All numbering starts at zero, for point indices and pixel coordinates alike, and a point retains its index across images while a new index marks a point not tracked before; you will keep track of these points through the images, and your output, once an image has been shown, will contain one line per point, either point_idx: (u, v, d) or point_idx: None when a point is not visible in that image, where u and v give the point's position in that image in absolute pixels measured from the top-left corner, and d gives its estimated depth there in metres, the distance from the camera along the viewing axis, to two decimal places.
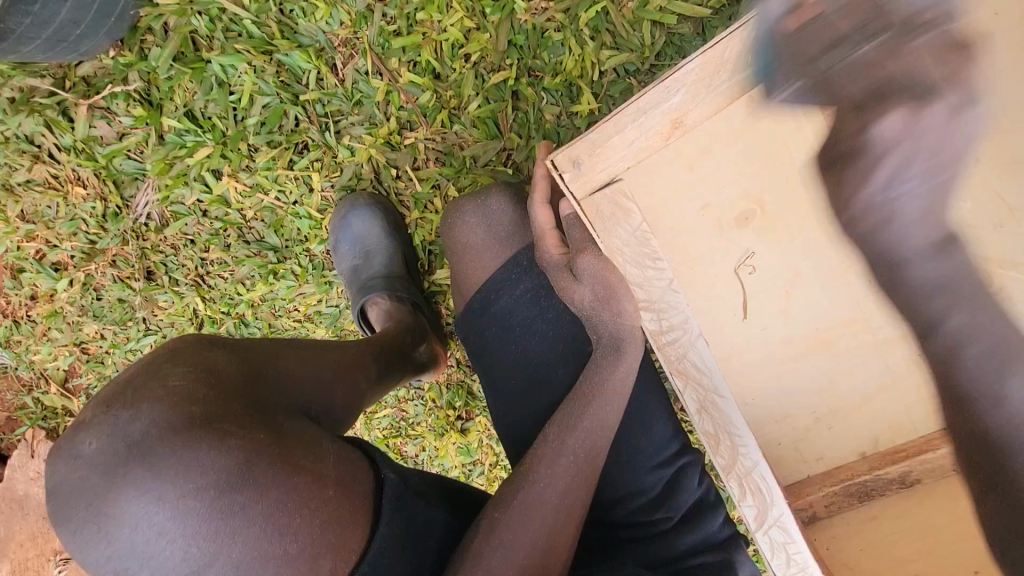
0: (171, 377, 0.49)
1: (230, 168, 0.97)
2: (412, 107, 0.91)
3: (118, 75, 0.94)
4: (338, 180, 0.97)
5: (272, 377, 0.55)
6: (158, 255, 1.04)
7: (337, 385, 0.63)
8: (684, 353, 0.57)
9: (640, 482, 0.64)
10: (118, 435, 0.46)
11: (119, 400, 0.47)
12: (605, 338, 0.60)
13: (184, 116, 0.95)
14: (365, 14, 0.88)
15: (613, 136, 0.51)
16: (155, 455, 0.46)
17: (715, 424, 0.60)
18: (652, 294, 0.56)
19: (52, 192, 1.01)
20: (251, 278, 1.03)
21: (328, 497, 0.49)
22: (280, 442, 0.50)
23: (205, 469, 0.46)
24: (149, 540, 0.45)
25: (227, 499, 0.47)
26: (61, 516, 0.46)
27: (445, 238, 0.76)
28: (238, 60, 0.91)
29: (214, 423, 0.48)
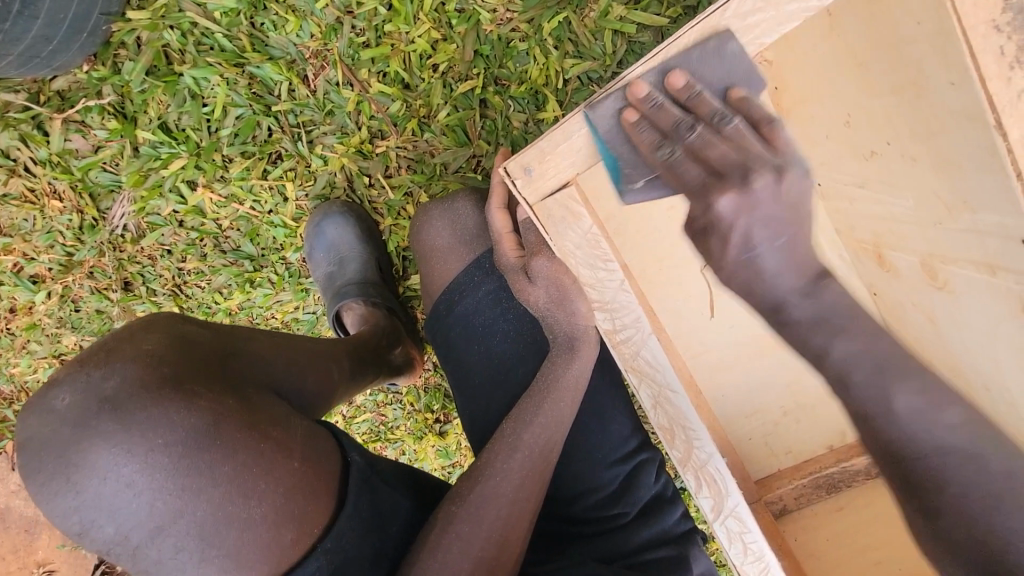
0: (145, 342, 0.51)
1: (205, 179, 0.98)
2: (383, 116, 0.93)
3: (92, 89, 0.96)
4: (312, 188, 0.98)
5: (243, 356, 0.58)
6: (135, 265, 1.05)
7: (311, 366, 0.65)
8: (638, 349, 0.59)
9: (598, 478, 0.65)
10: (91, 390, 0.48)
11: (92, 359, 0.50)
12: (562, 338, 0.61)
13: (158, 128, 0.97)
14: (335, 27, 0.90)
15: (562, 143, 0.52)
16: (127, 410, 0.48)
17: (669, 419, 0.61)
18: (604, 294, 0.58)
19: (28, 206, 1.02)
20: (228, 287, 1.04)
21: (294, 468, 0.52)
22: (248, 408, 0.52)
23: (175, 426, 0.49)
24: (116, 492, 0.47)
25: (194, 458, 0.49)
26: (31, 469, 0.48)
27: (414, 243, 0.77)
28: (210, 72, 0.92)
29: (185, 383, 0.50)
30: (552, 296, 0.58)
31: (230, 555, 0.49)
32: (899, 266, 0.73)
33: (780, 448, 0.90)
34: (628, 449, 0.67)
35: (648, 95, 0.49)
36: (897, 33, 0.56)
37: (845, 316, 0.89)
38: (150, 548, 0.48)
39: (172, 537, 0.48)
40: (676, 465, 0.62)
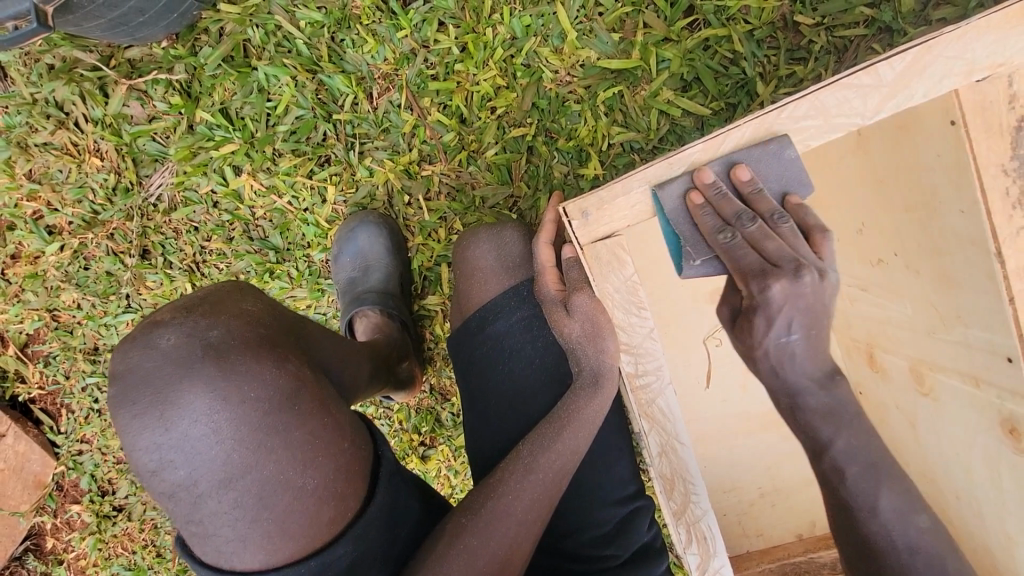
0: (248, 303, 0.58)
1: (251, 167, 1.02)
2: (435, 143, 0.99)
3: (165, 64, 1.00)
4: (352, 196, 1.02)
5: (305, 337, 0.62)
6: (158, 235, 1.06)
7: (350, 364, 0.69)
8: (654, 398, 0.64)
9: (594, 516, 0.67)
10: (198, 335, 0.53)
11: (200, 309, 0.55)
12: (588, 373, 0.64)
13: (219, 112, 1.01)
14: (409, 56, 0.97)
15: (620, 196, 0.58)
16: (228, 359, 0.52)
17: (671, 469, 0.64)
18: (633, 338, 0.63)
19: (67, 158, 1.04)
20: (246, 273, 1.06)
21: (344, 450, 0.54)
22: (319, 383, 0.56)
23: (264, 383, 0.52)
24: (200, 434, 0.51)
25: (275, 416, 0.52)
26: (122, 400, 0.51)
27: (455, 262, 0.82)
28: (282, 72, 0.98)
29: (278, 348, 0.55)
30: (591, 326, 0.63)
31: (278, 520, 0.51)
32: None
33: (751, 529, 0.95)
34: (626, 491, 0.69)
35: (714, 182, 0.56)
36: (915, 161, 0.63)
37: None
38: (212, 497, 0.51)
39: (235, 490, 0.51)
40: (669, 518, 0.65)
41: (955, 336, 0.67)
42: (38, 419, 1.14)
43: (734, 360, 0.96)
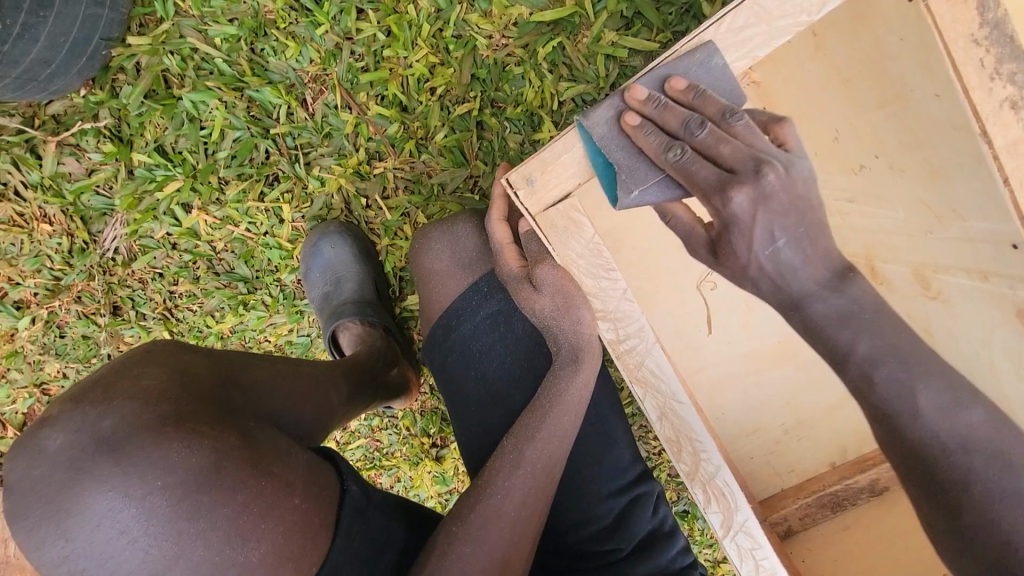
0: (146, 376, 0.51)
1: (200, 201, 0.98)
2: (380, 138, 0.94)
3: (90, 113, 0.96)
4: (308, 210, 0.98)
5: (246, 385, 0.59)
6: (125, 289, 1.03)
7: (309, 403, 0.66)
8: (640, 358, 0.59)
9: (592, 510, 0.66)
10: (88, 431, 0.47)
11: (90, 397, 0.49)
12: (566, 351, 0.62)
13: (155, 151, 0.96)
14: (334, 52, 0.91)
15: (563, 154, 0.54)
16: (125, 452, 0.47)
17: (674, 430, 0.60)
18: (607, 304, 0.60)
19: (16, 230, 1.01)
20: (220, 310, 1.02)
21: (295, 506, 0.52)
22: (251, 443, 0.52)
23: (172, 467, 0.47)
24: (111, 539, 0.46)
25: (192, 500, 0.48)
26: (16, 514, 0.47)
27: (415, 267, 0.80)
28: (208, 96, 0.93)
29: (187, 421, 0.49)
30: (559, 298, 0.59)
31: None
32: None
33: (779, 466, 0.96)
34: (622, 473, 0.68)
35: (649, 98, 0.51)
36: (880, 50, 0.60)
37: None
38: None
39: None
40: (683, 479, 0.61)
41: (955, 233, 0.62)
42: None
43: (731, 303, 0.95)
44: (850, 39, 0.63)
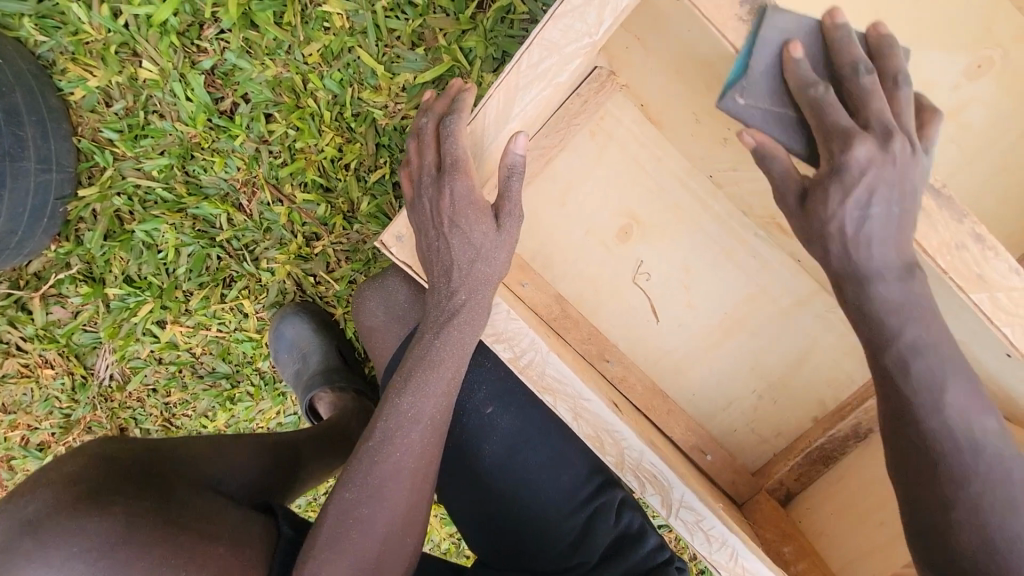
0: (70, 467, 0.59)
1: (171, 316, 1.07)
2: (313, 220, 1.02)
3: (62, 263, 1.07)
4: (265, 300, 1.06)
5: (174, 463, 0.67)
6: (127, 410, 1.13)
7: (242, 470, 0.74)
8: (542, 368, 0.61)
9: (559, 529, 0.76)
10: (17, 518, 0.54)
11: (19, 493, 0.56)
12: (408, 385, 0.59)
13: (124, 282, 1.07)
14: (255, 156, 1.01)
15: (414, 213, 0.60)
16: (44, 529, 0.53)
17: (593, 427, 0.62)
18: (496, 326, 0.61)
19: (25, 380, 1.12)
20: (212, 409, 1.11)
21: (221, 553, 0.58)
22: (174, 509, 0.59)
23: (87, 535, 0.53)
24: None
25: (110, 559, 0.53)
26: None
27: (358, 320, 0.85)
28: (158, 223, 1.03)
29: (103, 497, 0.56)
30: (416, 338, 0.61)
31: None
32: None
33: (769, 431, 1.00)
34: (577, 487, 0.78)
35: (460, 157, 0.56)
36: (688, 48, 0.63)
37: (782, 290, 0.96)
38: None
39: None
40: (614, 470, 0.63)
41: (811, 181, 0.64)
42: None
43: (671, 287, 0.98)
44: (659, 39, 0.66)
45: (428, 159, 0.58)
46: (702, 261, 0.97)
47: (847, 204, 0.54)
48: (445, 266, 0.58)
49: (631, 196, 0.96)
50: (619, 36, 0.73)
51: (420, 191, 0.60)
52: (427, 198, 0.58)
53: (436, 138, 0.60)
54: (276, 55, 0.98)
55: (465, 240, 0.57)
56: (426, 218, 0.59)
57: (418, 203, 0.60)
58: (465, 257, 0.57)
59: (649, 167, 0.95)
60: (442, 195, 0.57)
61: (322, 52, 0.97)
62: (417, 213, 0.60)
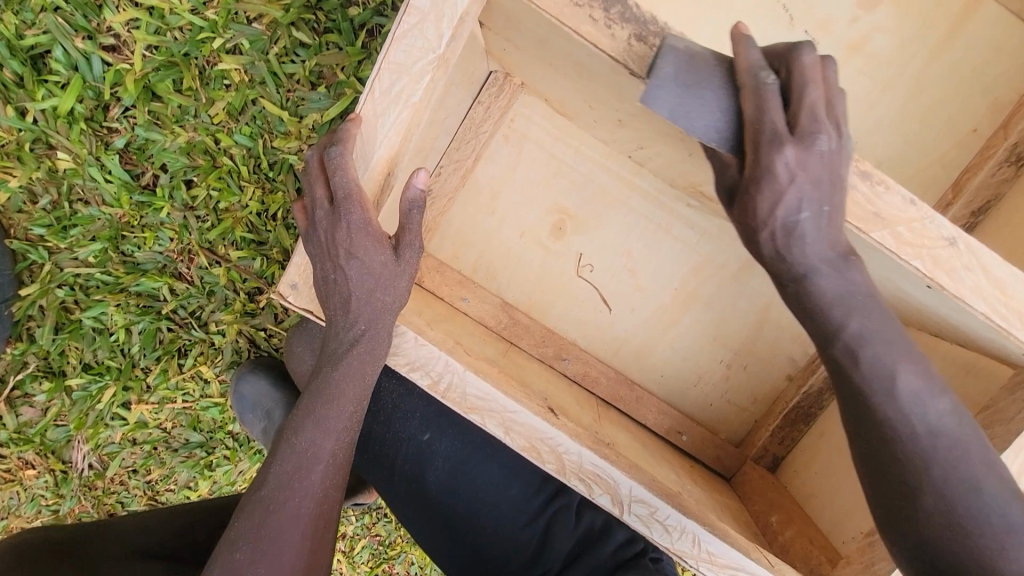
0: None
1: (135, 395, 1.07)
2: (251, 275, 1.02)
3: (18, 364, 1.06)
4: (222, 362, 1.07)
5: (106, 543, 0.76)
6: (112, 495, 1.13)
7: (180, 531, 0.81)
8: (463, 389, 0.60)
9: (521, 543, 0.78)
10: None
11: None
12: (306, 421, 0.56)
13: (84, 370, 1.06)
14: (184, 223, 1.01)
15: (312, 250, 0.56)
16: None
17: (527, 438, 0.61)
18: (410, 356, 0.60)
19: (9, 484, 1.12)
20: (193, 479, 1.11)
21: None
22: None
23: None
24: None
25: None
26: None
27: (294, 359, 0.85)
28: (103, 307, 1.03)
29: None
30: (314, 373, 0.58)
31: None
32: (715, 195, 0.79)
33: (743, 400, 0.98)
34: (533, 497, 0.81)
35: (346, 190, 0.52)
36: (549, 43, 0.61)
37: (726, 255, 0.94)
38: None
39: None
40: (558, 477, 0.62)
41: (700, 149, 0.63)
42: None
43: (615, 274, 0.96)
44: (521, 35, 0.64)
45: (318, 191, 0.53)
46: (642, 241, 0.95)
47: (780, 206, 0.50)
48: (343, 298, 0.55)
49: (556, 191, 0.95)
50: (495, 40, 0.72)
51: (312, 225, 0.56)
52: (321, 230, 0.55)
53: (320, 167, 0.55)
54: (184, 121, 0.98)
55: (365, 270, 0.54)
56: (318, 250, 0.55)
57: (311, 234, 0.56)
58: (364, 287, 0.54)
59: (568, 159, 0.93)
60: (337, 225, 0.53)
61: (227, 109, 0.97)
62: (312, 246, 0.56)
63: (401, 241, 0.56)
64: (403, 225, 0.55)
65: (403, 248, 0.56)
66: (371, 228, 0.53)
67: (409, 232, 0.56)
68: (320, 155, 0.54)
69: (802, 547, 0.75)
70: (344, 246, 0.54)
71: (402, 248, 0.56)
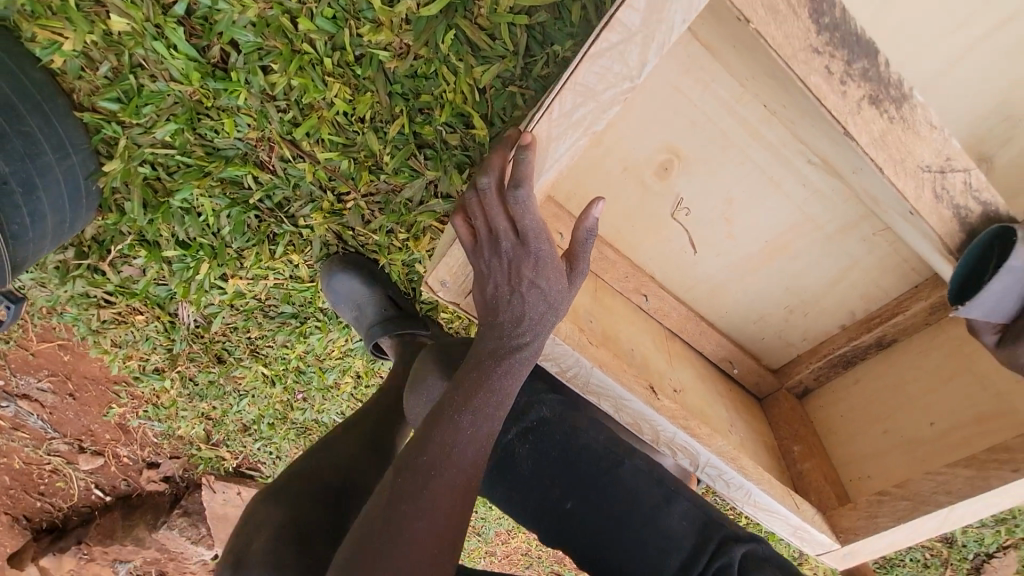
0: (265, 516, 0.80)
1: (230, 271, 1.14)
2: (339, 176, 1.00)
3: (113, 231, 1.10)
4: (312, 252, 1.11)
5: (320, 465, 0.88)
6: (217, 343, 1.29)
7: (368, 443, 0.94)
8: (587, 378, 0.73)
9: (674, 542, 0.75)
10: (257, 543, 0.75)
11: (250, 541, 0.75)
12: (464, 403, 0.60)
13: (177, 244, 1.11)
14: (263, 112, 0.95)
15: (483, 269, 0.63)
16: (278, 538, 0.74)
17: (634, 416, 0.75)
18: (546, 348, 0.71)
19: (123, 324, 1.26)
20: (289, 341, 1.26)
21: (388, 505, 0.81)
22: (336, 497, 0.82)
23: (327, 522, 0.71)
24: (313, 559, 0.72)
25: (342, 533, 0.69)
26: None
27: None
28: (189, 190, 1.02)
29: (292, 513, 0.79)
30: (471, 363, 0.63)
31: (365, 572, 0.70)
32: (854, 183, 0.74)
33: (795, 338, 1.08)
34: (687, 552, 0.74)
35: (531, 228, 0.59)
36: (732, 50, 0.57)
37: (830, 216, 0.92)
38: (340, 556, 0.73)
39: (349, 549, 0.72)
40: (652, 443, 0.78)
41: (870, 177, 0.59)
42: (251, 474, 1.66)
43: (712, 219, 0.96)
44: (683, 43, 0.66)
45: (503, 225, 0.59)
46: (748, 192, 0.92)
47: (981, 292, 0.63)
48: (517, 316, 0.62)
49: (675, 128, 0.87)
50: None
51: (490, 249, 0.62)
52: (504, 258, 0.61)
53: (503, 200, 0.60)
54: None
55: (542, 296, 0.61)
56: (496, 272, 0.61)
57: (488, 257, 0.62)
58: (540, 309, 0.61)
59: (695, 95, 0.83)
60: (524, 257, 0.60)
61: None
62: (489, 267, 0.62)
63: (571, 267, 0.63)
64: (576, 256, 0.62)
65: (572, 272, 0.63)
66: (548, 260, 0.60)
67: (577, 263, 0.63)
68: (503, 186, 0.60)
69: (816, 480, 0.95)
70: (522, 271, 0.60)
71: (571, 273, 0.63)
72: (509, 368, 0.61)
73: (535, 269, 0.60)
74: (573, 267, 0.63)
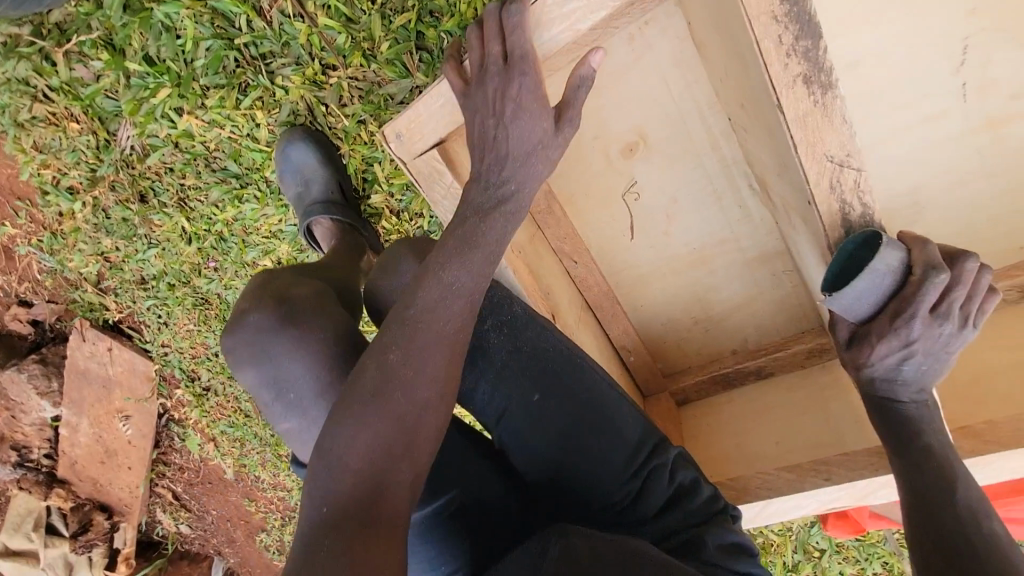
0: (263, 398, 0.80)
1: (188, 107, 1.10)
2: (331, 48, 1.01)
3: (82, 24, 1.06)
4: (278, 116, 1.10)
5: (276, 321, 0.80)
6: (146, 181, 1.23)
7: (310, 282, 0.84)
8: None
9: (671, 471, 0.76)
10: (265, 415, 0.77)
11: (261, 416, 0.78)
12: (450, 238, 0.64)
13: (143, 60, 1.07)
14: None
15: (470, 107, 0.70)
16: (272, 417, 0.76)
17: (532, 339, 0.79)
18: None
19: (53, 127, 1.17)
20: (221, 201, 1.23)
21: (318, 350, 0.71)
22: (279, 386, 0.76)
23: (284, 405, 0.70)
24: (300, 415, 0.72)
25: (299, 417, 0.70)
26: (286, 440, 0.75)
27: None
28: (177, 7, 1.00)
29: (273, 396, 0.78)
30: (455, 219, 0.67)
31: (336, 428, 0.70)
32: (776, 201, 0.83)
33: (692, 351, 1.16)
34: (633, 446, 0.77)
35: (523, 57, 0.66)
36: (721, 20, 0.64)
37: (752, 241, 1.01)
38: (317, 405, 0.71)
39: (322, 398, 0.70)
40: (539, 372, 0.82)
41: (789, 178, 0.68)
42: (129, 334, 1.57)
43: (655, 212, 1.03)
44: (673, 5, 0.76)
45: (497, 50, 0.67)
46: (692, 196, 1.00)
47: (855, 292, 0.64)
48: (500, 151, 0.66)
49: (649, 114, 0.95)
50: None
51: (480, 82, 0.69)
52: (493, 87, 0.67)
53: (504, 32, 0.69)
54: None
55: (526, 131, 0.65)
56: (484, 105, 0.68)
57: (479, 94, 0.69)
58: (523, 142, 0.65)
59: (675, 89, 0.91)
60: (510, 82, 0.66)
61: None
62: (478, 99, 0.68)
63: (563, 111, 0.67)
64: (567, 102, 0.67)
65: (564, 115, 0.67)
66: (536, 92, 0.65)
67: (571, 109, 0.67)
68: (508, 21, 0.68)
69: None
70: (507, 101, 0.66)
71: (561, 118, 0.67)
72: (486, 195, 0.66)
73: (522, 100, 0.65)
74: (566, 111, 0.67)
